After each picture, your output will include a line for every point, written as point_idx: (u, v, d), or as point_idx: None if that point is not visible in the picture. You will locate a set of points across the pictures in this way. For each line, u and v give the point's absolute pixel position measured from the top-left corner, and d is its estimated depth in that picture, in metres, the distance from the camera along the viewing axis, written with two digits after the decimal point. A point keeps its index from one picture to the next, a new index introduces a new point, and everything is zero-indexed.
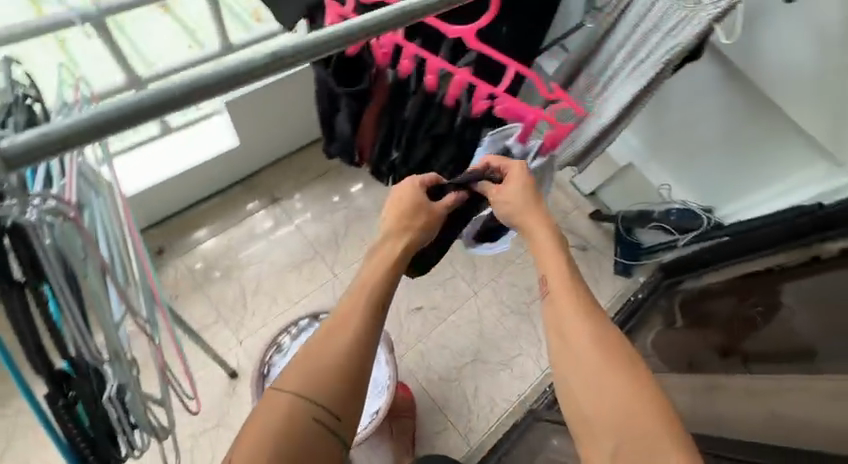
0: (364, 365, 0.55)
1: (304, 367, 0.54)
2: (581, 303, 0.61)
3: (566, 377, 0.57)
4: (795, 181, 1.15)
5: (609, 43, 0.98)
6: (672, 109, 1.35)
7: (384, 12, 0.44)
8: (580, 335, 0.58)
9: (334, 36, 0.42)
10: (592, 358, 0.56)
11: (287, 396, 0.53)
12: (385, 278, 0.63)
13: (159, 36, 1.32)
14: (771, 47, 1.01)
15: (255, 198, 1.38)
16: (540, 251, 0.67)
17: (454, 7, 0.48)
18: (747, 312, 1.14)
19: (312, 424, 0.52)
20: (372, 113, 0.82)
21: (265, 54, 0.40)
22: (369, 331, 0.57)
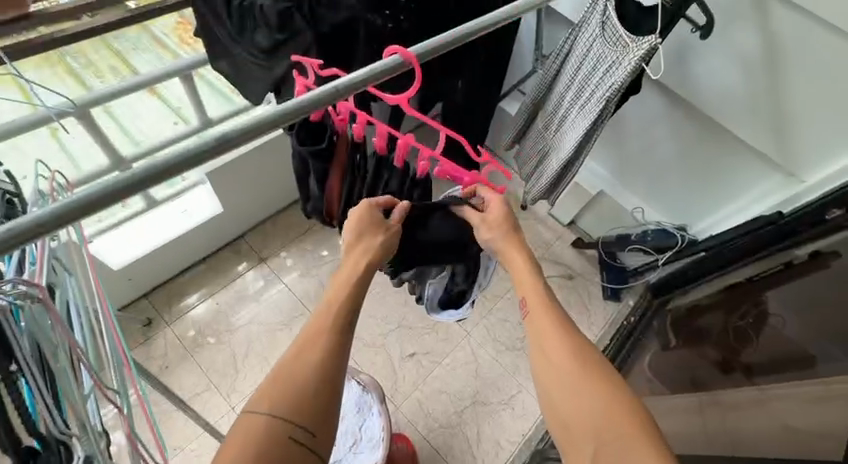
0: (339, 377, 0.53)
1: (277, 385, 0.52)
2: (554, 312, 0.62)
3: (545, 385, 0.58)
4: (755, 193, 1.22)
5: (558, 86, 1.08)
6: (629, 138, 1.43)
7: (330, 88, 0.48)
8: (555, 344, 0.59)
9: (288, 111, 0.46)
10: (568, 365, 0.57)
11: (262, 418, 0.50)
12: (356, 286, 0.61)
13: (145, 117, 1.41)
14: (706, 75, 1.10)
15: (243, 260, 1.41)
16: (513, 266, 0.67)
17: (393, 76, 0.53)
18: (737, 324, 1.14)
19: (288, 442, 0.50)
20: (336, 176, 0.75)
21: (225, 132, 0.43)
22: (341, 343, 0.55)
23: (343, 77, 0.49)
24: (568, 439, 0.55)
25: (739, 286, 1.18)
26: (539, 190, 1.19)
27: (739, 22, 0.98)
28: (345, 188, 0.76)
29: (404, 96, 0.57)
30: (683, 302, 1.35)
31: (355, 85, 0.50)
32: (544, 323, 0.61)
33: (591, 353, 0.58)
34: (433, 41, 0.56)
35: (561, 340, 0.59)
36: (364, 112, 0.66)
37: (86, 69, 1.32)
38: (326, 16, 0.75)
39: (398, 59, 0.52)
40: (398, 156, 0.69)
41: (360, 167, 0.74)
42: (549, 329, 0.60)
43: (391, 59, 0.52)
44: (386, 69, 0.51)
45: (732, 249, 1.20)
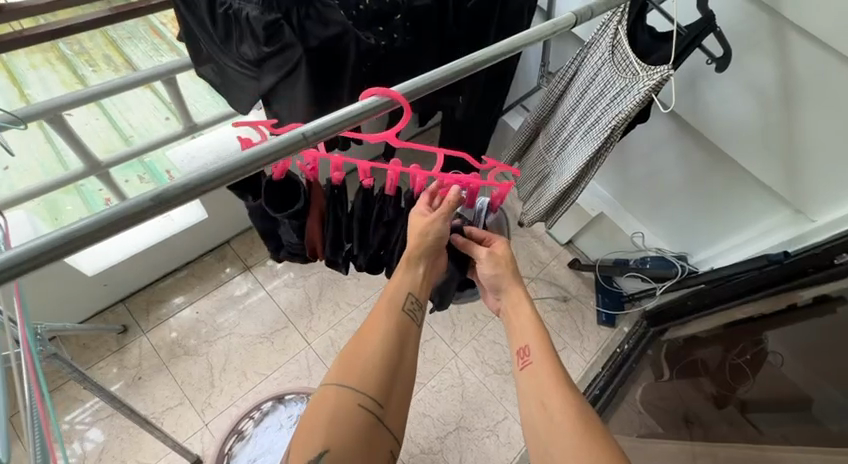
0: (400, 354, 0.56)
1: (350, 358, 0.55)
2: (555, 367, 0.60)
3: (544, 440, 0.55)
4: (761, 226, 1.17)
5: (563, 106, 1.03)
6: (635, 161, 1.39)
7: (299, 132, 0.44)
8: (552, 400, 0.57)
9: (250, 158, 0.42)
10: (567, 425, 0.54)
11: (335, 387, 0.53)
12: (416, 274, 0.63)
13: (138, 110, 1.35)
14: (718, 105, 1.05)
15: (227, 266, 1.36)
16: (514, 313, 0.67)
17: (371, 118, 0.48)
18: (734, 361, 1.12)
19: (362, 412, 0.52)
20: (317, 222, 0.70)
21: (183, 181, 0.39)
22: (402, 325, 0.58)
23: (315, 120, 0.45)
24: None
25: (736, 322, 1.13)
26: (536, 214, 1.15)
27: (756, 51, 0.93)
28: (329, 228, 0.72)
29: (391, 131, 0.52)
30: (681, 333, 1.32)
31: (331, 128, 0.46)
32: (544, 378, 0.59)
33: (591, 415, 0.55)
34: (421, 79, 0.51)
35: (560, 398, 0.57)
36: (339, 155, 0.61)
37: (78, 57, 1.27)
38: (315, 30, 0.71)
39: (378, 99, 0.48)
40: (389, 185, 0.66)
41: (341, 203, 0.69)
42: (549, 385, 0.58)
43: (370, 100, 0.48)
44: (367, 109, 0.47)
45: (734, 285, 1.15)
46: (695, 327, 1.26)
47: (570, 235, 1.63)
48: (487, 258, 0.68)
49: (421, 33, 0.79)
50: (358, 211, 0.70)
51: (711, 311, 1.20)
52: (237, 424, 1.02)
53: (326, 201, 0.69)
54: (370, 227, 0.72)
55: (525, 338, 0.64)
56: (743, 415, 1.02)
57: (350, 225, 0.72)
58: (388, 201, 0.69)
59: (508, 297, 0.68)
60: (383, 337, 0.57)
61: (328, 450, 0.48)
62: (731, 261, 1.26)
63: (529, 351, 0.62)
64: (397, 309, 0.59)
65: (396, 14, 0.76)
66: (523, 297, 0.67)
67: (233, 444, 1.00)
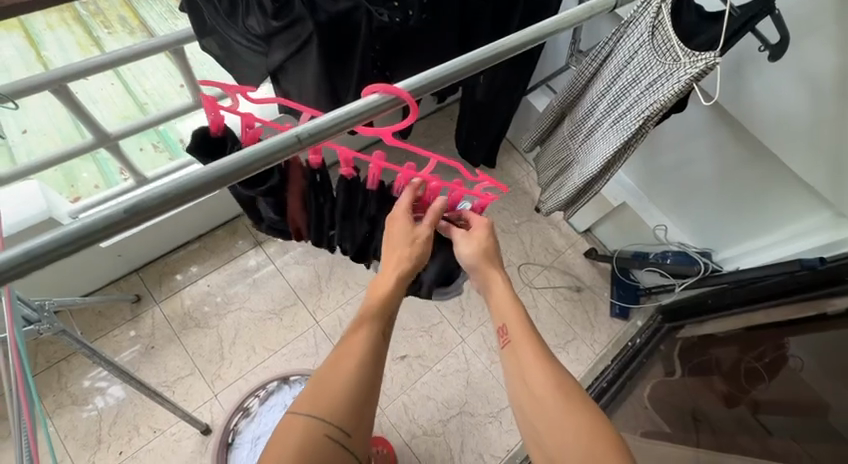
0: (372, 380, 0.54)
1: (318, 385, 0.52)
2: (537, 345, 0.58)
3: (531, 419, 0.54)
4: (798, 227, 1.09)
5: (591, 92, 0.96)
6: (665, 150, 1.30)
7: (294, 134, 0.42)
8: (533, 379, 0.55)
9: (244, 160, 0.41)
10: (554, 403, 0.53)
11: (301, 415, 0.51)
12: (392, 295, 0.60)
13: (153, 77, 1.32)
14: (763, 95, 0.96)
15: (238, 240, 1.36)
16: (493, 294, 0.63)
17: (369, 121, 0.46)
18: (750, 364, 1.06)
19: (327, 443, 0.50)
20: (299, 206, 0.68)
21: (176, 181, 0.39)
22: (374, 351, 0.55)
23: (310, 120, 0.44)
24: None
25: (758, 326, 1.05)
26: (557, 203, 1.09)
27: (815, 36, 0.84)
28: (309, 210, 0.69)
29: (388, 129, 0.51)
30: (698, 331, 1.27)
31: (329, 129, 0.44)
32: (524, 356, 0.57)
33: (572, 384, 0.54)
34: (433, 71, 0.49)
35: (540, 374, 0.55)
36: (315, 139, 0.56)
37: (94, 18, 1.23)
38: (325, 3, 0.67)
39: (379, 97, 0.46)
40: (371, 177, 0.65)
41: (323, 189, 0.67)
42: (530, 361, 0.56)
43: (372, 97, 0.46)
44: (367, 108, 0.46)
45: (764, 288, 1.08)
46: (714, 326, 1.21)
47: (589, 223, 1.58)
48: (463, 238, 0.66)
49: (439, 7, 0.73)
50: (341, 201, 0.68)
51: (736, 312, 1.14)
52: (243, 401, 1.04)
53: (305, 186, 0.66)
54: (356, 219, 0.70)
55: (502, 317, 0.62)
56: (753, 415, 0.99)
57: (330, 211, 0.70)
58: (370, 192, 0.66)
59: (480, 277, 0.65)
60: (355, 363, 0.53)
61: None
62: (761, 262, 1.18)
63: (508, 330, 0.60)
64: (373, 335, 0.56)
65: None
66: (498, 271, 0.64)
67: (239, 420, 1.03)
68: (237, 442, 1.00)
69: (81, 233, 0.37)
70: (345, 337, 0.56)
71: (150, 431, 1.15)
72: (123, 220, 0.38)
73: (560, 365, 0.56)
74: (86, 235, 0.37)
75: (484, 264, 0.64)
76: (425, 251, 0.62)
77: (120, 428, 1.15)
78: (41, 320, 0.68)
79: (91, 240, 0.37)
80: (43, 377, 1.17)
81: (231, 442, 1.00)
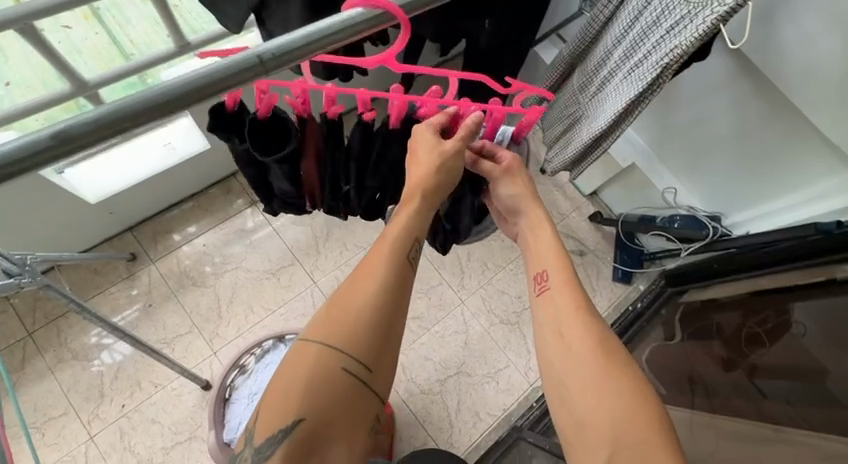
0: (391, 311, 0.51)
1: (334, 316, 0.50)
2: (579, 298, 0.57)
3: (563, 373, 0.54)
4: (816, 190, 1.04)
5: (605, 38, 0.88)
6: (679, 108, 1.23)
7: (256, 52, 0.38)
8: (574, 333, 0.55)
9: (211, 75, 0.37)
10: (590, 359, 0.53)
11: (314, 343, 0.50)
12: (414, 223, 0.57)
13: (139, 25, 1.22)
14: (792, 41, 0.88)
15: (234, 199, 1.33)
16: (537, 243, 0.63)
17: (344, 43, 0.42)
18: (752, 329, 1.04)
19: (346, 375, 0.49)
20: (312, 164, 0.67)
21: (136, 96, 0.35)
22: (393, 282, 0.52)
23: (281, 36, 0.39)
24: (579, 439, 0.51)
25: (766, 292, 1.03)
26: (562, 162, 1.03)
27: None
28: (324, 169, 0.69)
29: (390, 54, 0.50)
30: (701, 295, 1.25)
31: (297, 48, 0.40)
32: (563, 307, 0.57)
33: (614, 345, 0.54)
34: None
35: (581, 331, 0.55)
36: (332, 85, 0.55)
37: None
38: None
39: (360, 12, 0.42)
40: (394, 116, 0.62)
41: (339, 142, 0.66)
42: (568, 313, 0.56)
43: (350, 13, 0.42)
44: (348, 24, 0.41)
45: (771, 252, 1.03)
46: (720, 290, 1.18)
47: (594, 186, 1.53)
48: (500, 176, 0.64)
49: None
50: (357, 152, 0.66)
51: (739, 277, 1.11)
52: (240, 358, 1.05)
53: (322, 142, 0.65)
54: (373, 171, 0.69)
55: (544, 262, 0.61)
56: (749, 380, 0.98)
57: (346, 168, 0.69)
58: (390, 138, 0.65)
59: (528, 220, 0.64)
60: (374, 291, 0.51)
61: (302, 418, 0.47)
62: (775, 226, 1.14)
63: (550, 277, 0.59)
64: (390, 270, 0.52)
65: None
66: (545, 222, 0.63)
67: (235, 376, 1.04)
68: (235, 398, 1.02)
69: (21, 158, 0.33)
70: (361, 269, 0.53)
71: (150, 386, 1.17)
72: (73, 146, 0.34)
73: (601, 321, 0.56)
74: (27, 162, 0.33)
75: (529, 207, 0.64)
76: (452, 170, 0.60)
77: (122, 383, 1.17)
78: (21, 273, 0.66)
79: (34, 168, 0.34)
80: (43, 333, 1.18)
81: (228, 398, 1.01)
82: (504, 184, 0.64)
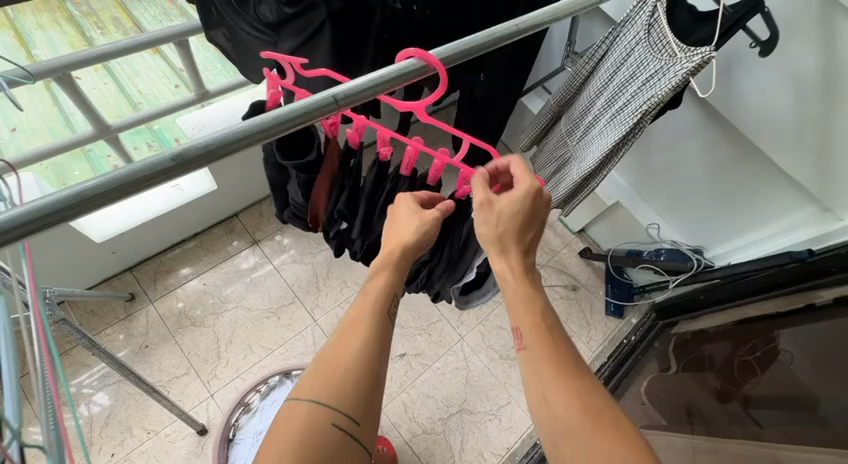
0: (378, 362, 0.54)
1: (322, 372, 0.53)
2: (562, 354, 0.50)
3: (553, 441, 0.47)
4: (784, 224, 1.13)
5: (588, 89, 0.99)
6: (655, 151, 1.35)
7: (331, 94, 0.44)
8: (549, 377, 0.49)
9: (307, 108, 0.43)
10: (587, 429, 0.45)
11: (305, 401, 0.51)
12: (394, 280, 0.61)
13: (147, 76, 1.31)
14: (748, 92, 1.01)
15: (235, 239, 1.35)
16: (510, 299, 0.55)
17: (400, 85, 0.48)
18: (743, 358, 1.08)
19: (337, 430, 0.50)
20: (322, 187, 0.72)
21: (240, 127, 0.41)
22: (381, 336, 0.56)
23: (356, 78, 0.46)
24: None
25: (749, 321, 1.10)
26: (554, 200, 1.10)
27: (798, 38, 0.87)
28: (331, 196, 0.74)
29: (421, 103, 0.55)
30: (691, 327, 1.30)
31: (363, 92, 0.46)
32: (545, 368, 0.49)
33: (612, 405, 0.47)
34: (461, 42, 0.52)
35: (555, 367, 0.48)
36: (362, 118, 0.61)
37: (87, 19, 1.31)
38: None
39: (416, 62, 0.49)
40: (405, 162, 0.67)
41: (351, 175, 0.72)
42: (555, 373, 0.48)
43: (407, 62, 0.48)
44: (403, 73, 0.48)
45: (754, 282, 1.10)
46: (707, 322, 1.23)
47: (583, 223, 1.61)
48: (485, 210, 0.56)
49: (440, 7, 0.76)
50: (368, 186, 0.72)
51: (727, 306, 1.16)
52: (243, 397, 1.03)
53: (336, 169, 0.71)
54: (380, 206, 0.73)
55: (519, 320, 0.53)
56: (746, 411, 1.01)
57: (353, 201, 0.74)
58: (399, 178, 0.70)
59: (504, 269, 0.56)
60: (361, 343, 0.54)
61: None
62: (752, 256, 1.21)
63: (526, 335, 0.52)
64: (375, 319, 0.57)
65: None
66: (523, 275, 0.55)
67: (239, 416, 1.02)
68: (237, 439, 0.98)
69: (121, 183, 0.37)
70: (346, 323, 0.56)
71: (143, 432, 1.12)
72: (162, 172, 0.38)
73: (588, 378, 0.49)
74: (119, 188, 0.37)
75: (507, 242, 0.57)
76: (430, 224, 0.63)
77: (112, 430, 1.11)
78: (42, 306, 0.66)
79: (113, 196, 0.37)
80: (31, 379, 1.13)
81: (231, 438, 0.98)
82: (488, 224, 0.56)
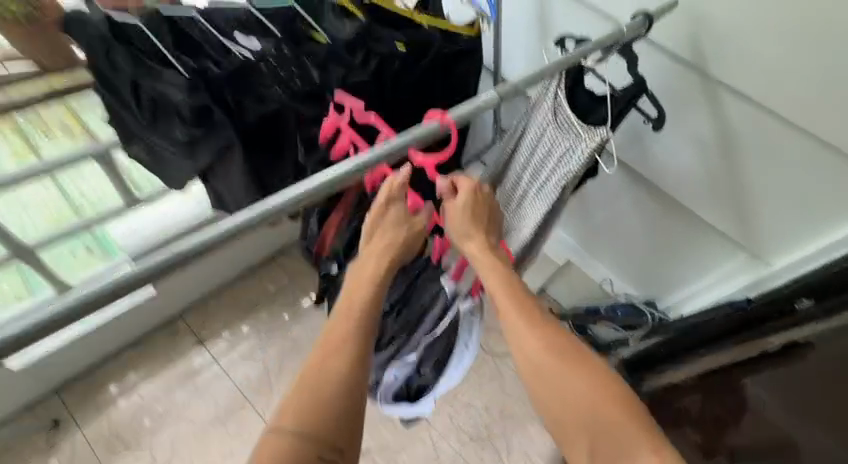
0: (357, 389, 0.62)
1: (306, 398, 0.59)
2: (532, 312, 0.71)
3: (532, 377, 0.66)
4: (721, 272, 1.17)
5: (513, 165, 1.03)
6: (593, 211, 1.39)
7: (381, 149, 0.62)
8: (527, 330, 0.69)
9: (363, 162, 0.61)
10: (552, 361, 0.65)
11: (288, 428, 0.57)
12: (374, 295, 0.71)
13: (91, 181, 1.20)
14: (662, 156, 1.08)
15: (179, 342, 1.28)
16: (485, 272, 0.75)
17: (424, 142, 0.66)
18: (718, 412, 1.04)
19: (322, 454, 0.57)
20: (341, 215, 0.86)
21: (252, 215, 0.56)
22: (360, 361, 0.64)
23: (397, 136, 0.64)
24: (562, 424, 0.63)
25: (714, 370, 1.05)
26: None
27: (691, 108, 0.96)
28: (346, 228, 0.88)
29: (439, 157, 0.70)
30: (657, 382, 1.19)
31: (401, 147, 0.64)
32: (517, 324, 0.70)
33: (569, 341, 0.67)
34: (468, 108, 0.69)
35: (530, 321, 0.69)
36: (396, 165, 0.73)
37: (33, 125, 1.08)
38: (253, 106, 0.69)
39: (436, 123, 0.66)
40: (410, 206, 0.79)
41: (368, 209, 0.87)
42: (528, 327, 0.69)
43: (432, 123, 0.66)
44: (427, 131, 0.65)
45: (699, 333, 1.11)
46: (672, 377, 1.14)
47: (540, 283, 1.57)
48: (452, 208, 0.79)
49: (352, 104, 0.76)
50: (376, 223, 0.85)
51: (695, 353, 1.10)
52: None
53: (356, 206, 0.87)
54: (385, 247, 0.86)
55: (495, 290, 0.74)
56: None
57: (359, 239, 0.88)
58: None
59: (476, 255, 0.77)
60: (342, 369, 0.62)
61: None
62: (701, 307, 1.24)
63: (501, 303, 0.73)
64: (352, 331, 0.66)
65: (327, 92, 0.73)
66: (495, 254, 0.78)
67: None
68: None
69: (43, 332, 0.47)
70: (326, 349, 0.64)
71: None
72: None
73: (552, 327, 0.69)
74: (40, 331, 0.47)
75: (474, 239, 0.78)
76: (406, 238, 0.75)
77: None
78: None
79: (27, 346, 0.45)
80: None
81: None
82: (457, 225, 0.78)
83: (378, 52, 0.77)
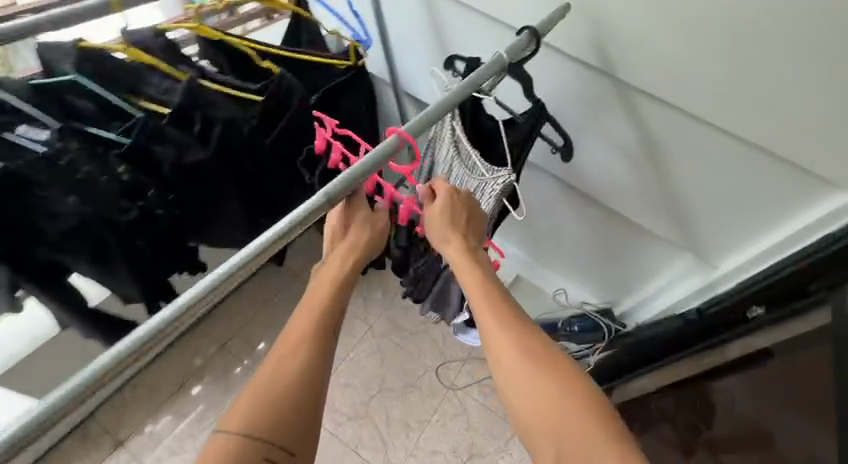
0: (317, 382, 0.57)
1: (260, 395, 0.55)
2: (506, 307, 0.63)
3: (504, 385, 0.58)
4: (671, 273, 1.08)
5: None
6: (535, 220, 1.27)
7: (317, 199, 0.53)
8: (500, 329, 0.60)
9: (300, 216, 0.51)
10: (527, 368, 0.57)
11: (234, 435, 0.53)
12: (335, 299, 0.64)
13: None
14: (588, 165, 0.98)
15: (96, 446, 1.29)
16: (460, 268, 0.67)
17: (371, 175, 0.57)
18: (687, 414, 1.10)
19: (267, 458, 0.53)
20: None
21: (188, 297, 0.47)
22: (319, 358, 0.58)
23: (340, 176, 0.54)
24: (532, 439, 0.56)
25: (678, 381, 1.08)
26: None
27: (607, 112, 0.86)
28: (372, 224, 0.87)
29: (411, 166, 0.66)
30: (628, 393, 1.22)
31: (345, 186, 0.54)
32: (487, 321, 0.61)
33: (549, 345, 0.59)
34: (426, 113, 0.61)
35: (503, 317, 0.61)
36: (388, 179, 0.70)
37: None
38: (48, 225, 0.68)
39: (396, 140, 0.58)
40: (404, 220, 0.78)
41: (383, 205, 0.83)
42: (505, 323, 0.60)
43: (389, 141, 0.58)
44: (380, 155, 0.56)
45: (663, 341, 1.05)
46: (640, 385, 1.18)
47: None
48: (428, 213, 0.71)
49: (182, 190, 0.76)
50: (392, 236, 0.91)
51: (666, 364, 1.07)
52: None
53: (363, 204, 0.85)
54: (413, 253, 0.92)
55: (469, 282, 0.65)
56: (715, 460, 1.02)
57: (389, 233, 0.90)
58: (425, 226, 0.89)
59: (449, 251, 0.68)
60: (301, 366, 0.57)
61: None
62: (658, 312, 1.16)
63: (475, 297, 0.64)
64: (317, 322, 0.60)
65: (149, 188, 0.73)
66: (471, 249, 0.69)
67: None
68: None
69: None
70: (284, 345, 0.58)
71: None
72: None
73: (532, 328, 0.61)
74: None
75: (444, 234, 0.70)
76: (371, 244, 0.70)
77: None
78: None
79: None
80: None
81: None
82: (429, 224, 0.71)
83: (214, 119, 0.73)
